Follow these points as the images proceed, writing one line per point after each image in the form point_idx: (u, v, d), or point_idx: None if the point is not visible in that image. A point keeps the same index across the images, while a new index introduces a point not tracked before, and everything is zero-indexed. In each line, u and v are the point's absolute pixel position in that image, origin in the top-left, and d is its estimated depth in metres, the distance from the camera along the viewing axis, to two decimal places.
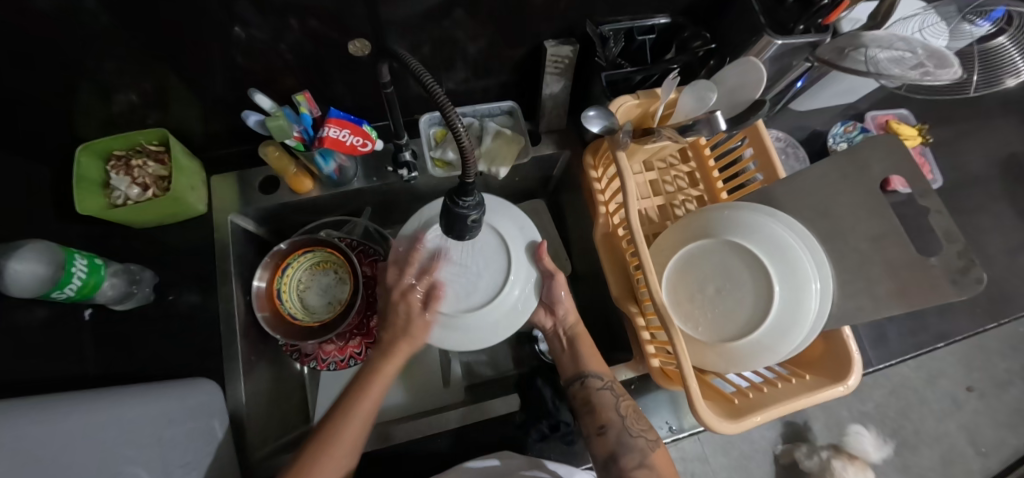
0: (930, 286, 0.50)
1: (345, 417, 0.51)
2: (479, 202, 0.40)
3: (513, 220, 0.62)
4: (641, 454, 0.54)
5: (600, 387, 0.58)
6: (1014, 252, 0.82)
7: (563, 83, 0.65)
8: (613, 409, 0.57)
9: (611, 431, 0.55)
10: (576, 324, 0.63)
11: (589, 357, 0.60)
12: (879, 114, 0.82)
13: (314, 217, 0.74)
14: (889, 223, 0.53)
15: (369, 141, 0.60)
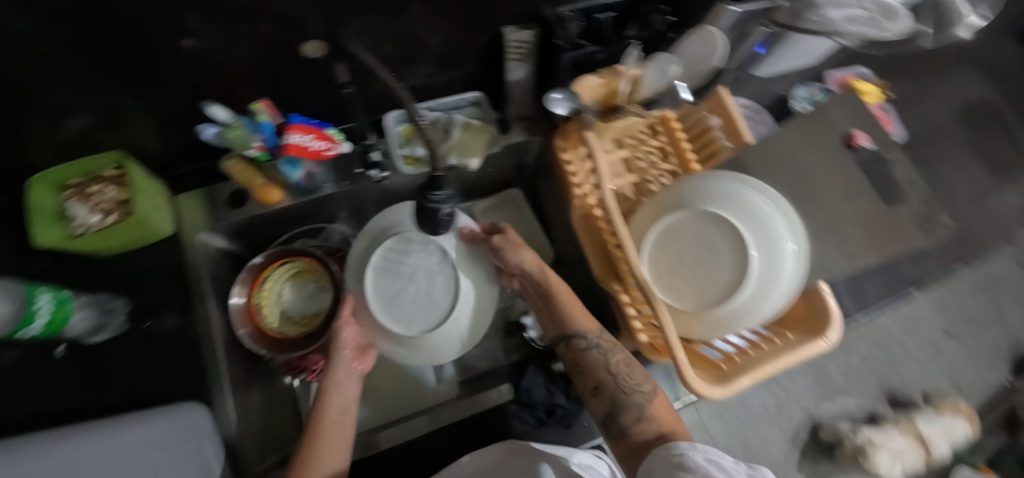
0: (895, 236, 0.51)
1: (313, 446, 0.48)
2: (449, 196, 0.47)
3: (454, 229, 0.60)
4: (638, 407, 0.52)
5: (586, 347, 0.56)
6: (976, 196, 0.85)
7: (526, 68, 0.65)
8: (603, 367, 0.55)
9: (604, 390, 0.54)
10: (550, 277, 0.59)
11: (572, 311, 0.58)
12: (838, 73, 0.83)
13: (288, 227, 0.73)
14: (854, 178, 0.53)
15: (334, 145, 0.59)
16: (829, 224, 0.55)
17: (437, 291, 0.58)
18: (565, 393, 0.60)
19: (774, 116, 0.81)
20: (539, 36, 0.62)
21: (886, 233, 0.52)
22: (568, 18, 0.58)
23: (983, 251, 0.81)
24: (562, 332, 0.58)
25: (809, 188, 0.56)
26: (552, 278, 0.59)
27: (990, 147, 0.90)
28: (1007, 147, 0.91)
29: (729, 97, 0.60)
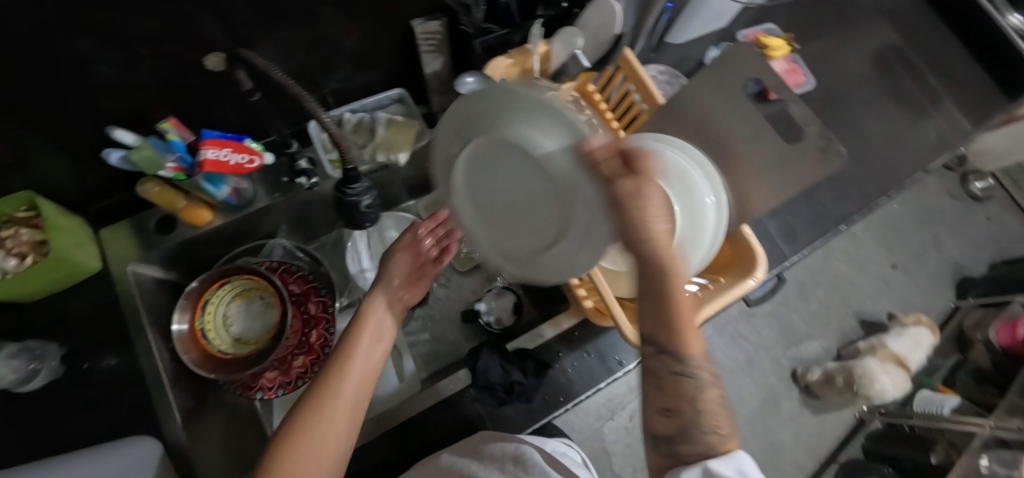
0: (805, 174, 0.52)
1: (340, 366, 0.48)
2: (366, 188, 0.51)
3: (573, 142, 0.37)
4: (707, 448, 0.40)
5: (680, 374, 0.40)
6: (889, 132, 0.91)
7: (441, 58, 0.66)
8: (691, 401, 0.40)
9: (679, 419, 0.40)
10: (678, 297, 0.38)
11: (692, 338, 0.40)
12: (748, 32, 0.88)
13: (226, 249, 0.72)
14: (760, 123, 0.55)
15: (256, 157, 0.59)
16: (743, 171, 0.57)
17: (541, 209, 0.45)
18: (520, 369, 0.60)
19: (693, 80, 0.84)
20: (447, 25, 0.62)
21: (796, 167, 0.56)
22: (470, 4, 0.58)
23: (900, 182, 0.87)
24: (660, 340, 0.40)
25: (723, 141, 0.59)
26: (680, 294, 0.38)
27: (898, 85, 0.96)
28: (913, 84, 0.97)
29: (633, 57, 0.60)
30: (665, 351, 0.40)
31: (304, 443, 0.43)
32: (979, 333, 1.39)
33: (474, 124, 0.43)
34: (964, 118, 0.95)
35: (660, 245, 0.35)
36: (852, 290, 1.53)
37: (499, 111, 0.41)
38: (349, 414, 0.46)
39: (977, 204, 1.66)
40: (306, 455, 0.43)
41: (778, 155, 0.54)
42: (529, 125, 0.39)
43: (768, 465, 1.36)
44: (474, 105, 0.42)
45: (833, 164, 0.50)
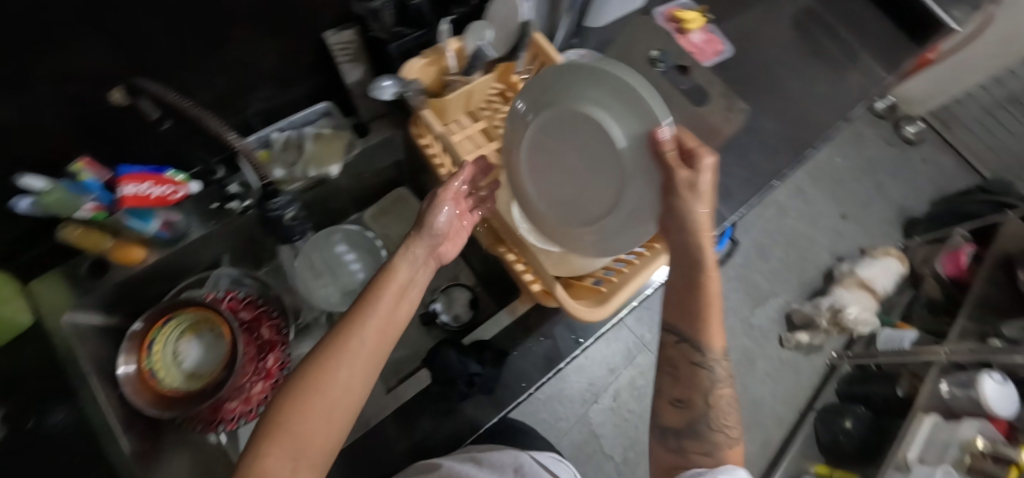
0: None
1: (357, 318, 0.41)
2: (286, 202, 0.62)
3: (642, 126, 0.41)
4: (714, 446, 0.44)
5: (698, 364, 0.45)
6: (808, 88, 0.95)
7: (361, 68, 0.66)
8: (705, 393, 0.45)
9: (690, 406, 0.46)
10: (710, 280, 0.44)
11: (714, 327, 0.45)
12: (664, 8, 0.91)
13: (170, 285, 0.70)
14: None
15: (181, 188, 0.58)
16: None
17: (596, 179, 0.48)
18: (478, 359, 0.61)
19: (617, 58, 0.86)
20: (360, 34, 0.63)
21: None
22: (379, 10, 0.58)
23: (824, 134, 0.91)
24: (684, 330, 0.46)
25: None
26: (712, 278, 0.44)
27: (813, 42, 1.01)
28: (827, 39, 1.02)
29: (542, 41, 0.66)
30: (683, 339, 0.46)
31: (309, 403, 0.36)
32: (927, 267, 1.47)
33: (556, 94, 0.48)
34: (876, 66, 1.01)
35: (699, 231, 0.41)
36: (807, 244, 1.60)
37: (593, 83, 0.44)
38: (361, 373, 0.39)
39: (911, 147, 1.75)
40: (309, 418, 0.36)
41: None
42: (613, 104, 0.42)
43: (752, 422, 1.41)
44: (560, 78, 0.47)
45: None
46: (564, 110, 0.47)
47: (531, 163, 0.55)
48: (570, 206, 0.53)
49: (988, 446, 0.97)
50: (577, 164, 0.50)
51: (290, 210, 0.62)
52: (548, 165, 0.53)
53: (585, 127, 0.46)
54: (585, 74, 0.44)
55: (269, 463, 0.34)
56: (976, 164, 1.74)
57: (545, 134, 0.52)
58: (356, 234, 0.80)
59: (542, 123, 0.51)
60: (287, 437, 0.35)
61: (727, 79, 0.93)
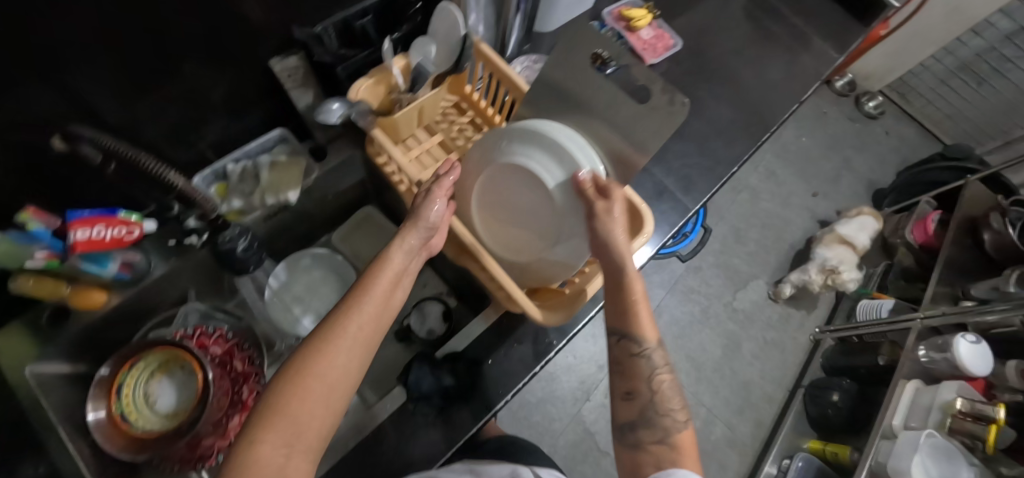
0: (661, 130, 0.52)
1: (352, 304, 0.42)
2: (239, 234, 0.63)
3: (569, 171, 0.52)
4: (664, 433, 0.42)
5: (637, 355, 0.44)
6: (761, 74, 0.98)
7: (311, 92, 0.66)
8: (645, 379, 0.44)
9: (637, 399, 0.44)
10: (634, 283, 0.45)
11: (643, 317, 0.45)
12: (613, 8, 0.94)
13: (138, 326, 0.70)
14: (614, 86, 0.55)
15: (136, 227, 0.58)
16: (610, 137, 0.58)
17: (539, 217, 0.57)
18: (451, 372, 0.62)
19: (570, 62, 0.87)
20: (305, 59, 0.63)
21: (651, 123, 0.53)
22: (321, 33, 0.61)
23: (778, 118, 0.94)
24: (615, 326, 0.46)
25: (589, 106, 0.58)
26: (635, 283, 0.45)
27: (763, 30, 1.03)
28: (776, 26, 1.05)
29: (487, 47, 0.64)
30: (622, 336, 0.45)
31: (306, 386, 0.36)
32: (898, 236, 1.50)
33: (496, 152, 0.58)
34: (826, 48, 1.04)
35: (615, 247, 0.46)
36: (782, 224, 1.63)
37: (522, 143, 0.55)
38: (360, 357, 0.40)
39: (874, 122, 1.80)
40: (306, 400, 0.36)
41: (634, 115, 0.54)
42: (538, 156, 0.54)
43: (743, 405, 1.42)
44: (498, 140, 0.57)
45: (679, 116, 0.51)
46: (503, 166, 0.57)
47: (481, 211, 0.62)
48: (521, 243, 0.60)
49: (966, 405, 0.99)
50: (520, 207, 0.59)
51: (242, 241, 0.63)
52: (496, 212, 0.61)
53: (523, 177, 0.56)
54: (518, 136, 0.55)
55: (263, 449, 0.34)
56: (937, 133, 1.79)
57: (490, 186, 0.60)
58: (325, 256, 0.82)
59: (485, 177, 0.60)
60: (282, 421, 0.35)
61: (681, 72, 0.95)
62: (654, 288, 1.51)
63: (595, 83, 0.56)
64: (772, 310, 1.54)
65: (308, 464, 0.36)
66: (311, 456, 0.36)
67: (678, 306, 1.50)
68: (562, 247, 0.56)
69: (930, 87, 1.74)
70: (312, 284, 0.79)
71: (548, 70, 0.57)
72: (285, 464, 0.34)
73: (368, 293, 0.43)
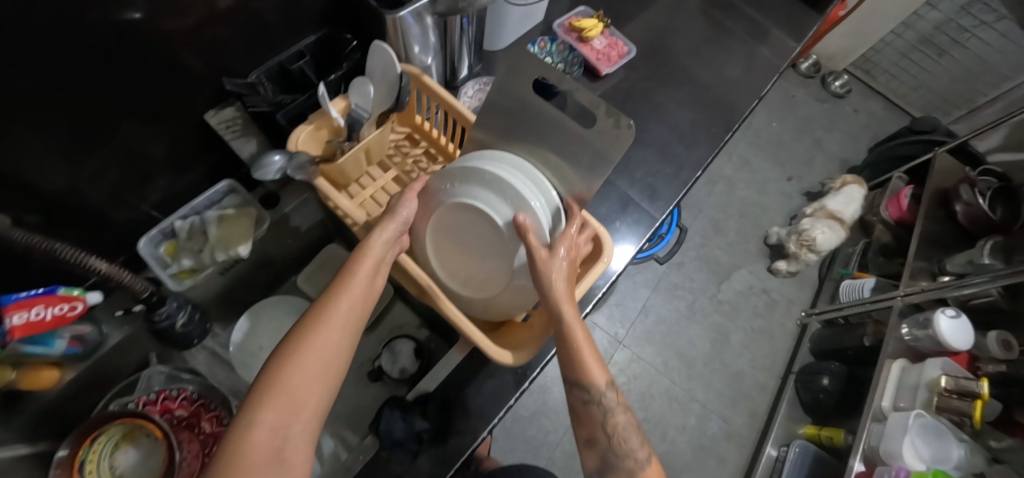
0: (608, 154, 0.50)
1: (333, 295, 0.47)
2: (175, 309, 0.63)
3: (513, 206, 0.53)
4: (626, 473, 0.47)
5: (588, 401, 0.49)
6: (719, 71, 0.97)
7: (253, 140, 0.69)
8: (600, 424, 0.48)
9: (597, 445, 0.49)
10: (574, 330, 0.48)
11: (588, 362, 0.48)
12: (564, 20, 0.94)
13: (100, 394, 0.68)
14: (555, 112, 0.52)
15: (78, 301, 0.56)
16: (561, 162, 0.55)
17: (492, 254, 0.57)
18: (422, 416, 0.61)
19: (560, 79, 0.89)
20: (241, 110, 0.66)
21: (597, 149, 0.51)
22: (255, 82, 0.63)
23: (739, 116, 0.93)
24: (567, 374, 0.50)
25: (535, 132, 0.56)
26: (575, 329, 0.48)
27: (718, 27, 1.03)
28: (731, 20, 1.04)
29: (427, 77, 0.63)
30: (573, 385, 0.49)
31: (296, 371, 0.42)
32: (874, 214, 1.51)
33: (442, 193, 0.58)
34: (782, 38, 1.03)
35: (554, 296, 0.49)
36: (760, 211, 1.63)
37: (467, 181, 0.56)
38: (348, 335, 0.46)
39: (842, 100, 1.81)
40: (297, 385, 0.41)
41: (580, 140, 0.52)
42: (484, 195, 0.54)
43: (735, 397, 1.41)
44: (444, 182, 0.58)
45: (626, 140, 0.48)
46: (450, 207, 0.57)
47: (436, 250, 0.61)
48: (479, 279, 0.59)
49: (950, 382, 0.98)
50: (473, 243, 0.58)
51: (180, 316, 0.64)
52: (449, 253, 0.60)
53: (471, 216, 0.56)
54: (462, 175, 0.56)
55: (263, 430, 0.39)
56: (905, 106, 1.80)
57: (442, 225, 0.59)
58: (290, 303, 0.80)
59: (433, 219, 0.59)
60: (278, 403, 0.40)
61: (638, 78, 0.94)
62: (638, 288, 1.50)
63: (538, 110, 0.53)
64: (757, 298, 1.54)
65: (305, 440, 0.41)
66: (307, 434, 0.41)
67: (664, 304, 1.50)
68: (517, 283, 0.56)
69: (893, 62, 1.75)
70: (279, 333, 0.77)
71: (495, 99, 0.56)
72: (283, 441, 0.40)
73: (348, 283, 0.48)
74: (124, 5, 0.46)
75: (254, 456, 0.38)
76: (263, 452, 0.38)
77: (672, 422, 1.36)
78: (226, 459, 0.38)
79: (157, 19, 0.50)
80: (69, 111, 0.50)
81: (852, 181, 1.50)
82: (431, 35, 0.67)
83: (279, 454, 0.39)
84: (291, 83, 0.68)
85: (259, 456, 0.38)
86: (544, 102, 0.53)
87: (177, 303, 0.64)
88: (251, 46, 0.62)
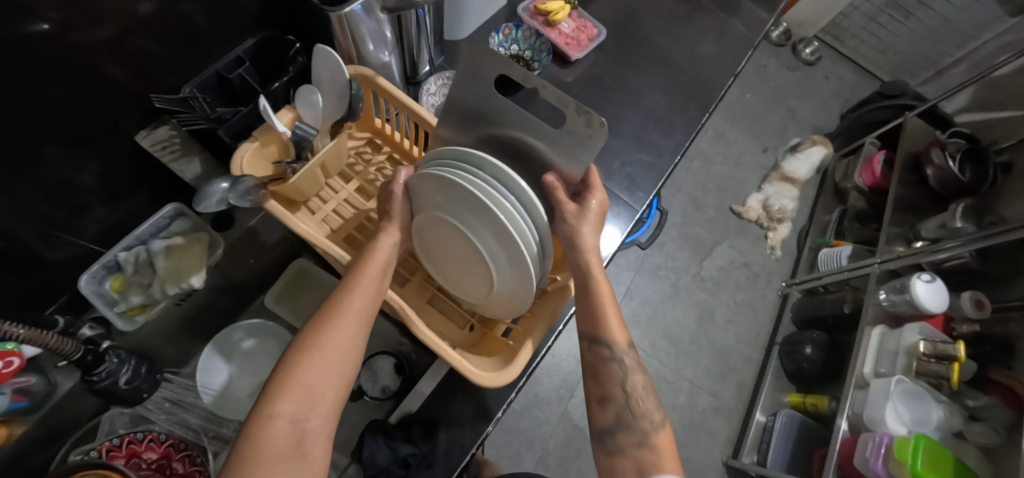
0: (582, 154, 0.46)
1: (347, 290, 0.46)
2: (110, 371, 0.59)
3: (490, 226, 0.46)
4: (642, 435, 0.47)
5: (608, 359, 0.49)
6: (692, 50, 0.94)
7: (197, 159, 0.62)
8: (618, 382, 0.49)
9: (613, 400, 0.48)
10: (600, 288, 0.50)
11: (610, 320, 0.50)
12: (529, 4, 0.89)
13: (58, 444, 0.63)
14: (523, 115, 0.47)
15: (14, 356, 0.49)
16: (535, 162, 0.51)
17: (476, 265, 0.52)
18: (407, 439, 0.59)
19: (553, 59, 0.89)
20: (176, 129, 0.61)
21: (571, 148, 0.46)
22: (189, 97, 0.57)
23: (716, 96, 0.90)
24: (588, 332, 0.51)
25: (503, 137, 0.51)
26: (601, 285, 0.51)
27: (688, 3, 0.99)
28: None
29: (377, 76, 0.58)
30: (594, 339, 0.50)
31: (313, 365, 0.41)
32: (848, 181, 1.52)
33: (423, 198, 0.51)
34: (753, 11, 1.00)
35: (587, 252, 0.50)
36: (737, 184, 1.63)
37: (438, 189, 0.48)
38: (356, 339, 0.44)
39: (813, 68, 1.80)
40: (314, 378, 0.40)
41: (547, 146, 0.48)
42: (458, 206, 0.47)
43: (722, 371, 1.42)
44: (420, 187, 0.50)
45: (600, 136, 0.42)
46: (433, 215, 0.51)
47: (424, 253, 0.57)
48: (467, 284, 0.55)
49: (928, 347, 0.98)
50: (456, 247, 0.52)
51: (124, 372, 0.61)
52: (436, 260, 0.57)
53: (450, 228, 0.50)
54: (433, 183, 0.47)
55: (281, 422, 0.38)
56: (873, 70, 1.80)
57: (424, 226, 0.53)
58: (260, 327, 0.75)
59: (418, 222, 0.54)
60: (296, 395, 0.39)
61: (609, 62, 0.90)
62: (621, 272, 1.50)
63: (503, 112, 0.48)
64: (738, 273, 1.54)
65: (324, 434, 0.40)
66: (325, 427, 0.40)
67: (648, 286, 1.49)
68: (500, 293, 0.52)
69: (862, 26, 1.74)
70: (253, 358, 0.74)
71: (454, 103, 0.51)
72: (303, 434, 0.38)
73: (357, 284, 0.47)
74: (28, 17, 0.40)
75: (274, 448, 0.37)
76: (284, 446, 0.37)
77: (661, 401, 1.37)
78: (245, 455, 0.36)
79: (66, 31, 0.43)
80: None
81: (818, 142, 1.58)
82: (387, 31, 0.62)
83: (299, 446, 0.38)
84: (231, 94, 0.62)
85: (279, 448, 0.37)
86: (508, 102, 0.47)
87: (119, 358, 0.60)
88: (179, 56, 0.56)
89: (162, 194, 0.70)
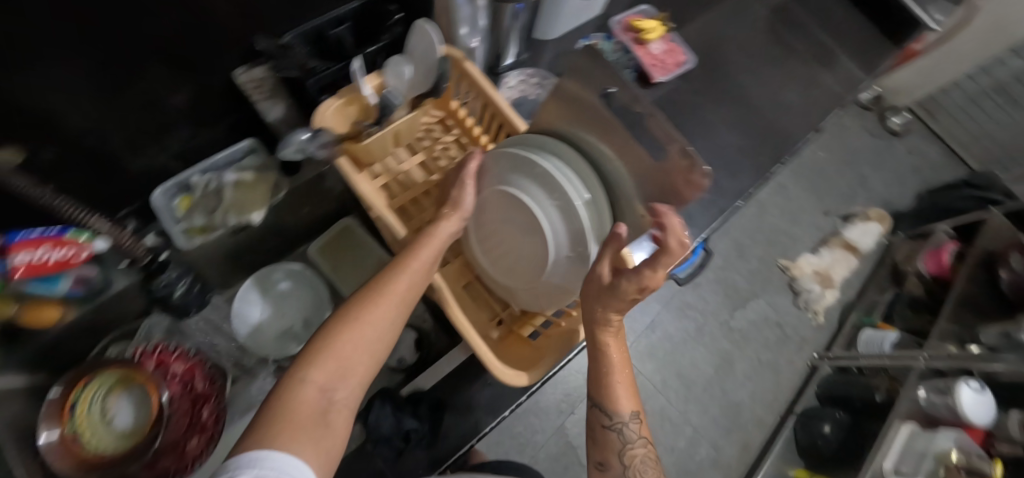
0: (670, 198, 0.42)
1: (397, 270, 0.47)
2: (173, 282, 0.66)
3: (560, 206, 0.49)
4: None
5: (607, 427, 0.50)
6: (775, 95, 0.91)
7: (281, 103, 0.68)
8: (617, 452, 0.50)
9: (609, 469, 0.50)
10: (609, 355, 0.49)
11: (617, 390, 0.50)
12: (622, 17, 0.88)
13: (98, 337, 0.68)
14: (613, 142, 0.45)
15: (84, 248, 0.54)
16: (611, 185, 0.49)
17: (528, 255, 0.53)
18: (413, 415, 0.60)
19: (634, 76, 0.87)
20: (269, 71, 0.65)
21: (656, 189, 0.43)
22: (289, 45, 0.61)
23: (792, 147, 0.87)
24: (595, 396, 0.51)
25: (590, 154, 0.50)
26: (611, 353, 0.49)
27: (784, 47, 0.96)
28: (799, 41, 0.97)
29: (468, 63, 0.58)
30: (597, 405, 0.50)
31: (352, 336, 0.42)
32: (909, 263, 1.44)
33: (494, 176, 0.54)
34: (851, 69, 0.96)
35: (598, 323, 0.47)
36: (786, 241, 1.56)
37: (513, 168, 0.51)
38: (393, 319, 0.45)
39: (896, 139, 1.70)
40: (348, 351, 0.41)
41: (633, 174, 0.45)
42: (529, 188, 0.50)
43: (730, 427, 1.37)
44: (497, 165, 0.53)
45: (696, 189, 0.38)
46: (497, 193, 0.53)
47: (478, 235, 0.59)
48: (514, 273, 0.56)
49: (962, 458, 0.91)
50: (514, 232, 0.54)
51: (180, 285, 0.68)
52: (490, 245, 0.58)
53: (517, 209, 0.52)
54: (513, 163, 0.51)
55: (311, 388, 0.39)
56: (961, 155, 1.70)
57: (488, 204, 0.56)
58: (300, 273, 0.79)
59: (483, 199, 0.57)
60: (329, 365, 0.40)
61: (688, 91, 0.89)
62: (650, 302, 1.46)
63: (586, 131, 0.48)
64: (771, 332, 1.48)
65: (347, 408, 0.40)
66: (350, 401, 0.41)
67: (674, 322, 1.45)
68: (545, 284, 0.53)
69: (961, 107, 1.64)
70: (287, 303, 0.78)
71: (551, 107, 0.50)
72: (328, 403, 0.39)
73: (406, 267, 0.47)
74: None
75: (301, 411, 0.37)
76: (310, 410, 0.38)
77: (661, 441, 1.33)
78: (275, 413, 0.37)
79: None
80: (96, 53, 0.46)
81: (875, 218, 1.55)
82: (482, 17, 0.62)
83: (323, 415, 0.38)
84: (323, 49, 0.65)
85: (306, 412, 0.37)
86: (611, 118, 0.44)
87: (179, 271, 0.67)
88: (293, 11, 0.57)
89: (238, 129, 0.73)
